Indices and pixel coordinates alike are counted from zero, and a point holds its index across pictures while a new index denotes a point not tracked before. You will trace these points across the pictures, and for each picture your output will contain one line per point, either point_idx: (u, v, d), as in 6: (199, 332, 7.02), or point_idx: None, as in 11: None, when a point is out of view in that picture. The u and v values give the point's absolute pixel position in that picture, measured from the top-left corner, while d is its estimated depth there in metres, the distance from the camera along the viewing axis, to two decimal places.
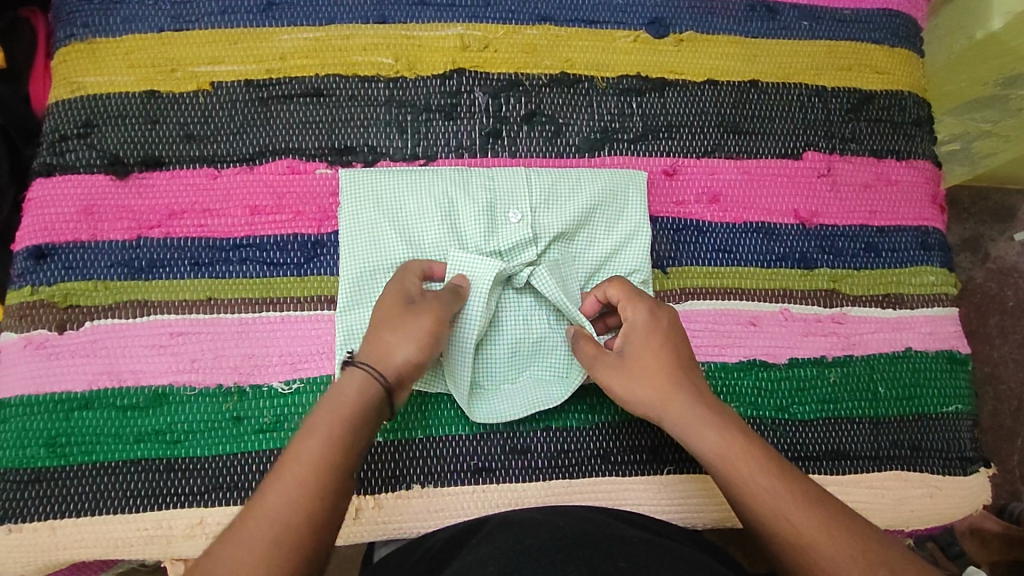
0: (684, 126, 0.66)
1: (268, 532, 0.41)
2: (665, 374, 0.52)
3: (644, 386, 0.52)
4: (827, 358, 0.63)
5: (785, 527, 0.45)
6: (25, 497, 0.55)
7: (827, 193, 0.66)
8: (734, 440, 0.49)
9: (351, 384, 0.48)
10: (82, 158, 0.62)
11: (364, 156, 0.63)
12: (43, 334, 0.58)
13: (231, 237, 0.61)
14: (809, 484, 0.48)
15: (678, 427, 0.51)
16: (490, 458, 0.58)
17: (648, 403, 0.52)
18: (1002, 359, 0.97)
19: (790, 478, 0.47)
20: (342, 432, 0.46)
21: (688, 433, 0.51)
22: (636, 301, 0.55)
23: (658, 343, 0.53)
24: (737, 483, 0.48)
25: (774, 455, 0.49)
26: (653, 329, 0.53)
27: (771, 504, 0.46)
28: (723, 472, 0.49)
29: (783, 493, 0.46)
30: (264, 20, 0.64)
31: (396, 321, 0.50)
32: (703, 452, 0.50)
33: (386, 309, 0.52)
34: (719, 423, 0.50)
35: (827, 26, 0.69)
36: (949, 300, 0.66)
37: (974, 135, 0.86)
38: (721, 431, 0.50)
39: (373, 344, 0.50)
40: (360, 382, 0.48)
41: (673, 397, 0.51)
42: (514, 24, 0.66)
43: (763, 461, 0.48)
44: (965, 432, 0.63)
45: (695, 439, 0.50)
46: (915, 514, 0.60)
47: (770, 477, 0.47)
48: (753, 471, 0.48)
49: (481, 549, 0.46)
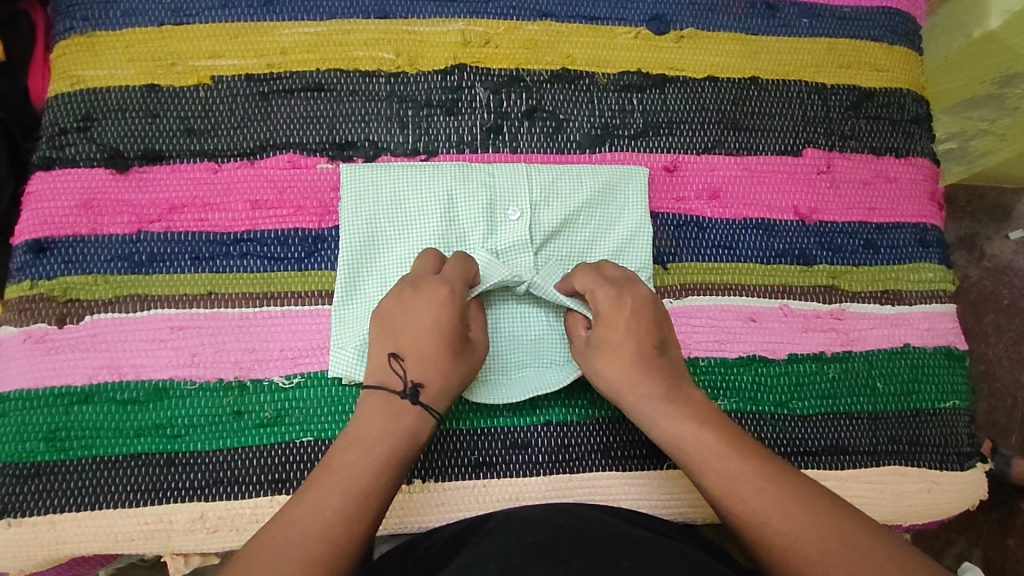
0: (684, 122, 0.66)
1: (335, 496, 0.46)
2: (623, 362, 0.53)
3: (606, 374, 0.54)
4: (826, 353, 0.63)
5: (743, 509, 0.47)
6: (24, 491, 0.55)
7: (826, 189, 0.67)
8: (689, 425, 0.50)
9: (415, 424, 0.50)
10: (82, 152, 0.61)
11: (365, 151, 0.63)
12: (42, 328, 0.58)
13: (231, 232, 0.61)
14: (769, 464, 0.48)
15: (638, 412, 0.53)
16: (491, 452, 0.58)
17: (611, 390, 0.54)
18: (998, 356, 0.97)
19: (748, 460, 0.48)
20: (348, 510, 0.46)
21: (648, 419, 0.52)
22: (602, 287, 0.55)
23: (619, 330, 0.54)
24: (693, 467, 0.50)
25: (732, 436, 0.50)
26: (614, 315, 0.54)
27: (729, 492, 0.47)
28: (679, 456, 0.50)
29: (740, 481, 0.47)
30: (265, 14, 0.64)
31: (460, 362, 0.53)
32: (662, 437, 0.52)
33: (449, 338, 0.53)
34: (676, 411, 0.51)
35: (826, 23, 0.70)
36: (947, 297, 0.67)
37: (972, 133, 0.87)
38: (677, 415, 0.51)
39: (439, 382, 0.52)
40: (419, 425, 0.50)
41: (633, 385, 0.53)
42: (515, 19, 0.66)
43: (719, 446, 0.49)
44: (963, 427, 0.64)
45: (653, 425, 0.52)
46: (912, 508, 0.61)
47: (727, 460, 0.48)
48: (711, 458, 0.49)
49: (483, 547, 0.45)
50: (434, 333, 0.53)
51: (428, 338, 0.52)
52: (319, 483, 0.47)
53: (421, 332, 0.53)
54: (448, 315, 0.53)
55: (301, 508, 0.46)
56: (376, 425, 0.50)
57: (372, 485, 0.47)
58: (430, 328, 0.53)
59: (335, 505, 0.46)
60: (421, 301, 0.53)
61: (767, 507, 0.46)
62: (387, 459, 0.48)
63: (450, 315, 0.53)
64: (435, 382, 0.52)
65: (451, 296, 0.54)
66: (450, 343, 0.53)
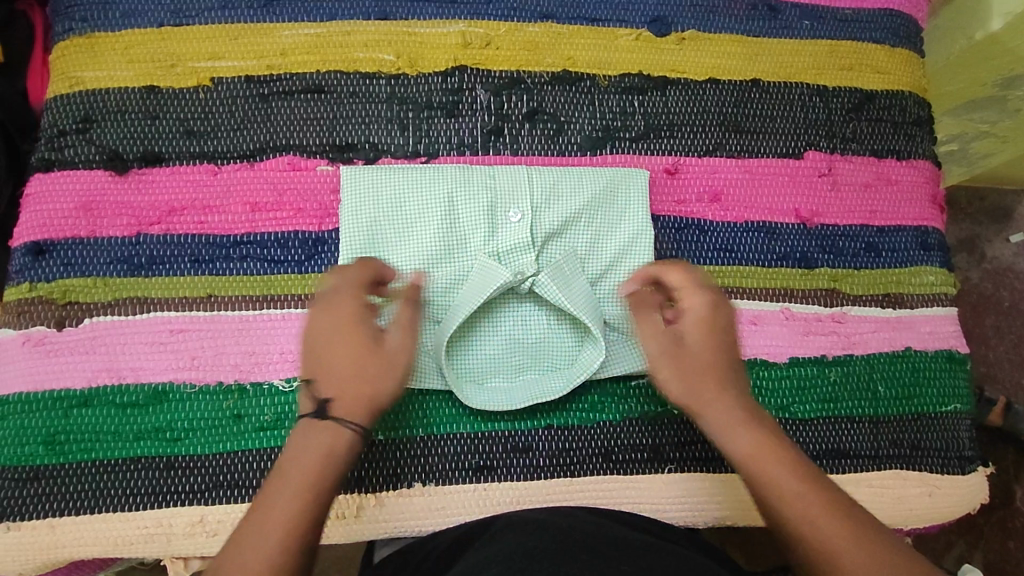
0: (685, 125, 0.66)
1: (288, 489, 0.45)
2: (708, 366, 0.52)
3: (684, 375, 0.52)
4: (827, 357, 0.63)
5: (809, 532, 0.44)
6: (23, 495, 0.55)
7: (827, 192, 0.67)
8: (767, 440, 0.49)
9: (329, 435, 0.47)
10: (82, 154, 0.61)
11: (365, 153, 0.62)
12: (41, 330, 0.58)
13: (232, 234, 0.60)
14: (837, 496, 0.46)
15: (714, 418, 0.50)
16: (491, 456, 0.58)
17: (687, 393, 0.52)
18: (998, 359, 0.97)
19: (819, 486, 0.46)
20: (295, 534, 0.43)
21: (724, 427, 0.50)
22: (693, 291, 0.55)
23: (706, 334, 0.53)
24: (762, 484, 0.47)
25: (803, 461, 0.48)
26: (706, 318, 0.54)
27: (801, 514, 0.45)
28: (750, 469, 0.48)
29: (814, 506, 0.45)
30: (265, 15, 0.64)
31: (375, 363, 0.50)
32: (735, 447, 0.49)
33: (349, 346, 0.50)
34: (754, 425, 0.50)
35: (828, 25, 0.70)
36: (948, 300, 0.67)
37: (973, 135, 0.87)
38: (755, 429, 0.49)
39: (347, 391, 0.48)
40: (337, 436, 0.47)
41: (714, 390, 0.51)
42: (516, 21, 0.66)
43: (795, 466, 0.47)
44: (964, 431, 0.64)
45: (728, 434, 0.50)
46: (914, 513, 0.61)
47: (797, 480, 0.46)
48: (785, 476, 0.47)
49: (484, 552, 0.45)
50: (332, 343, 0.50)
51: (334, 344, 0.50)
52: (241, 540, 0.43)
53: (320, 348, 0.50)
54: (342, 322, 0.50)
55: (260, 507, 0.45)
56: (296, 466, 0.46)
57: (299, 524, 0.44)
58: (330, 341, 0.50)
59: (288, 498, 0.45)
60: (320, 312, 0.51)
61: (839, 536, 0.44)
62: (308, 490, 0.45)
63: (346, 322, 0.50)
64: (343, 392, 0.48)
65: (341, 305, 0.51)
66: (357, 345, 0.50)
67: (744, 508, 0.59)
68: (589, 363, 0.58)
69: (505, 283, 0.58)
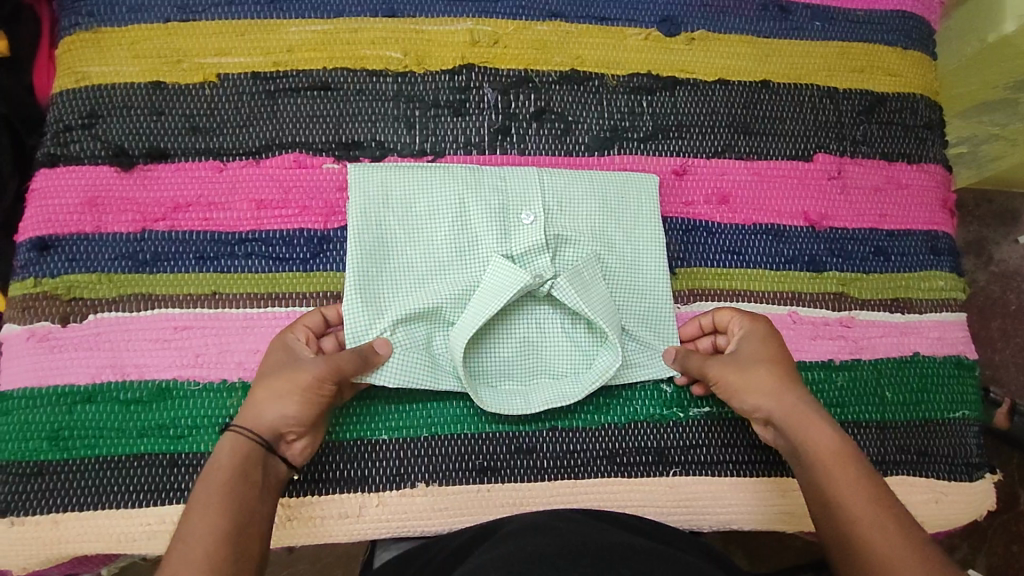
0: (695, 126, 0.66)
1: (216, 485, 0.46)
2: (776, 373, 0.54)
3: (755, 383, 0.53)
4: (834, 362, 0.62)
5: (876, 537, 0.45)
6: (26, 490, 0.55)
7: (836, 195, 0.66)
8: (836, 445, 0.50)
9: (238, 443, 0.49)
10: (87, 149, 0.61)
11: (372, 152, 0.62)
12: (46, 325, 0.57)
13: (237, 232, 0.60)
14: (900, 505, 0.47)
15: (785, 422, 0.52)
16: (495, 457, 0.57)
17: (757, 400, 0.53)
18: (1005, 362, 0.96)
19: (884, 495, 0.47)
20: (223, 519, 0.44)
21: (796, 431, 0.51)
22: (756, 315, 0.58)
23: (775, 351, 0.55)
24: (831, 487, 0.48)
25: (871, 469, 0.49)
26: (767, 336, 0.56)
27: (863, 518, 0.46)
28: (819, 472, 0.49)
29: (876, 512, 0.46)
30: (272, 12, 0.64)
31: (278, 382, 0.51)
32: (806, 450, 0.50)
33: (266, 370, 0.52)
34: (823, 428, 0.51)
35: (840, 26, 0.69)
36: (957, 305, 0.66)
37: (983, 138, 0.86)
38: (824, 433, 0.50)
39: (256, 405, 0.50)
40: (246, 440, 0.49)
41: (786, 394, 0.53)
42: (525, 19, 0.66)
43: (861, 473, 0.48)
44: (971, 438, 0.63)
45: (798, 436, 0.51)
46: (920, 520, 0.60)
47: (866, 489, 0.47)
48: (851, 480, 0.48)
49: (487, 555, 0.45)
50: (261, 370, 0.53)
51: (261, 371, 0.53)
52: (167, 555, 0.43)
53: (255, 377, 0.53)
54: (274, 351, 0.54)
55: (192, 505, 0.45)
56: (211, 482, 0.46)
57: (224, 525, 0.44)
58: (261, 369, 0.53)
59: (215, 492, 0.46)
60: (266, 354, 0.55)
61: (898, 537, 0.44)
62: (224, 489, 0.46)
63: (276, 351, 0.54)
64: (250, 407, 0.50)
65: (280, 339, 0.55)
66: (269, 371, 0.52)
67: (750, 512, 0.59)
68: (606, 368, 0.57)
69: (526, 287, 0.57)
